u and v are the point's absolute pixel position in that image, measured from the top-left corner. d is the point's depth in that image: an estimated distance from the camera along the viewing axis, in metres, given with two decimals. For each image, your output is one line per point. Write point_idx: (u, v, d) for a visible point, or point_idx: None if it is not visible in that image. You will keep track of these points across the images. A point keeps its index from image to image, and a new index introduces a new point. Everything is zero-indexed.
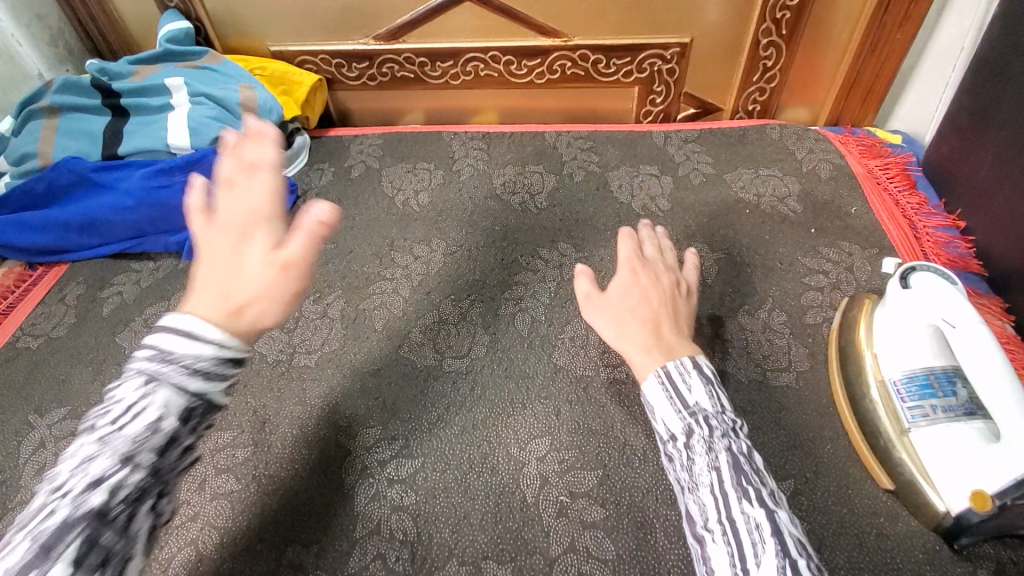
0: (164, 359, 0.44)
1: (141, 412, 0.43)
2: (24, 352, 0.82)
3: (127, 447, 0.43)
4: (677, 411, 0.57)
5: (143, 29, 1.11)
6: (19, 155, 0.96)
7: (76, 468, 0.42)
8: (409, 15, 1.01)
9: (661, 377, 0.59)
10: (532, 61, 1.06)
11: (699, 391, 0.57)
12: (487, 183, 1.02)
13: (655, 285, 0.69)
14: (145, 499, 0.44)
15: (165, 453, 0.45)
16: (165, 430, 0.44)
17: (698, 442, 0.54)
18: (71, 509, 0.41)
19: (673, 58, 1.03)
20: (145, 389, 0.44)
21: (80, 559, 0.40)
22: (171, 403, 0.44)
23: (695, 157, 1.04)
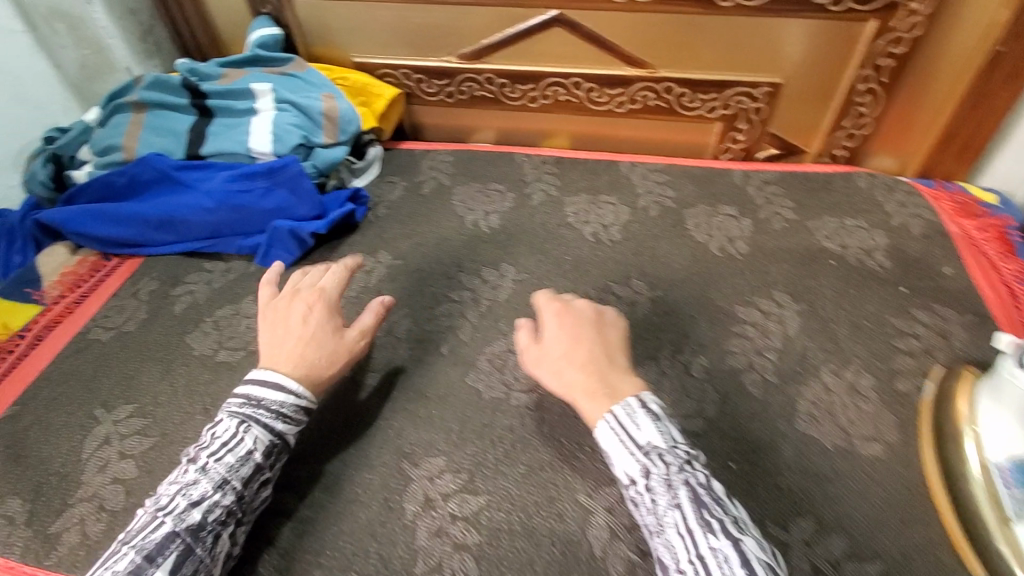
0: (257, 403, 0.62)
1: (235, 448, 0.60)
2: (94, 344, 0.83)
3: (220, 476, 0.58)
4: (631, 452, 0.56)
5: (231, 31, 1.14)
6: (103, 146, 0.98)
7: (181, 494, 0.57)
8: (496, 37, 1.01)
9: (609, 420, 0.58)
10: (613, 90, 1.04)
11: (649, 429, 0.57)
12: (559, 210, 1.00)
13: (591, 328, 0.67)
14: (229, 520, 0.58)
15: (249, 481, 0.60)
16: (255, 459, 0.60)
17: (657, 482, 0.54)
18: (174, 526, 0.54)
19: (762, 97, 1.01)
20: (239, 428, 0.61)
21: (175, 567, 0.53)
22: (260, 439, 0.61)
23: (777, 200, 1.00)
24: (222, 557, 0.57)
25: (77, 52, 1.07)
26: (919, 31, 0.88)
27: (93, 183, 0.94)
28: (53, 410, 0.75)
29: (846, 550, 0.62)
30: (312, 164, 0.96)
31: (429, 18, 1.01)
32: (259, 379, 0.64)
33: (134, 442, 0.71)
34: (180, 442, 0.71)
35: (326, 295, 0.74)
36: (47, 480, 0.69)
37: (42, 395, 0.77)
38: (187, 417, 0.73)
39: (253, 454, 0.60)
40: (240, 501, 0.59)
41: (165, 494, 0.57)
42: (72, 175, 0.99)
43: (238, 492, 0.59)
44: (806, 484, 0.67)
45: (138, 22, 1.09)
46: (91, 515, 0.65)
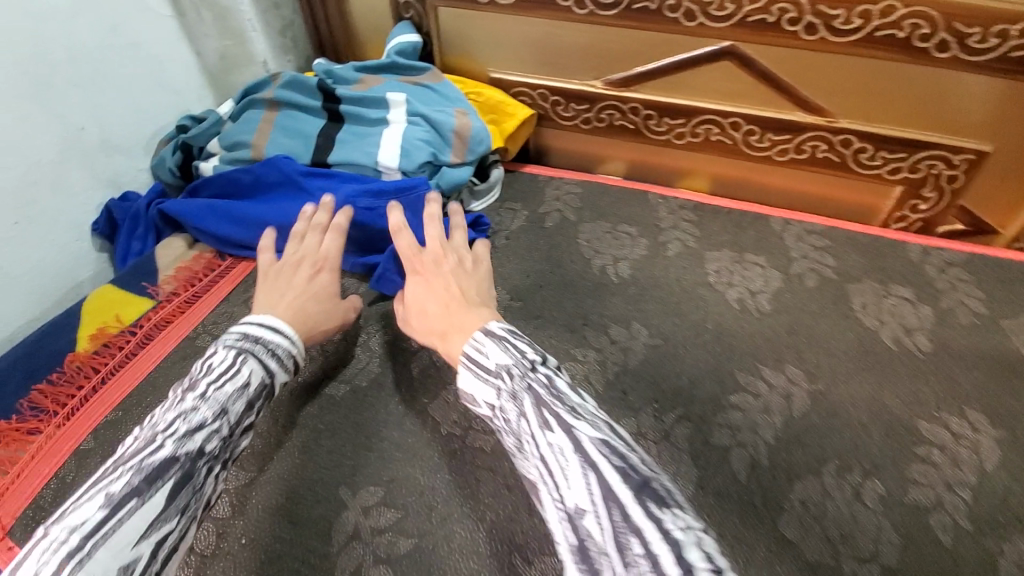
0: (255, 340, 0.64)
1: (235, 378, 0.60)
2: (201, 352, 0.80)
3: (219, 404, 0.58)
4: (485, 379, 0.56)
5: (368, 32, 1.10)
6: (233, 141, 0.96)
7: (180, 419, 0.56)
8: (652, 65, 0.91)
9: (463, 358, 0.58)
10: (778, 136, 0.91)
11: (498, 353, 0.56)
12: (698, 266, 0.88)
13: (442, 273, 0.72)
14: (218, 459, 0.57)
15: (241, 418, 0.59)
16: (252, 391, 0.61)
17: (507, 400, 0.53)
18: (173, 451, 0.53)
19: (961, 165, 0.85)
20: (237, 360, 0.61)
21: (172, 496, 0.52)
22: (256, 373, 0.62)
23: (964, 286, 0.85)
24: (205, 499, 0.55)
25: (219, 41, 1.06)
26: None
27: (217, 179, 0.93)
28: None
29: None
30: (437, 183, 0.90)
31: (581, 39, 0.92)
32: (264, 323, 0.67)
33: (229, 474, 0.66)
34: (276, 483, 0.66)
35: (328, 259, 0.78)
36: None
37: (145, 402, 0.75)
38: (286, 454, 0.68)
39: (248, 387, 0.60)
40: (231, 438, 0.59)
41: (156, 419, 0.56)
42: (200, 166, 0.99)
43: (231, 426, 0.58)
44: None
45: (280, 16, 1.09)
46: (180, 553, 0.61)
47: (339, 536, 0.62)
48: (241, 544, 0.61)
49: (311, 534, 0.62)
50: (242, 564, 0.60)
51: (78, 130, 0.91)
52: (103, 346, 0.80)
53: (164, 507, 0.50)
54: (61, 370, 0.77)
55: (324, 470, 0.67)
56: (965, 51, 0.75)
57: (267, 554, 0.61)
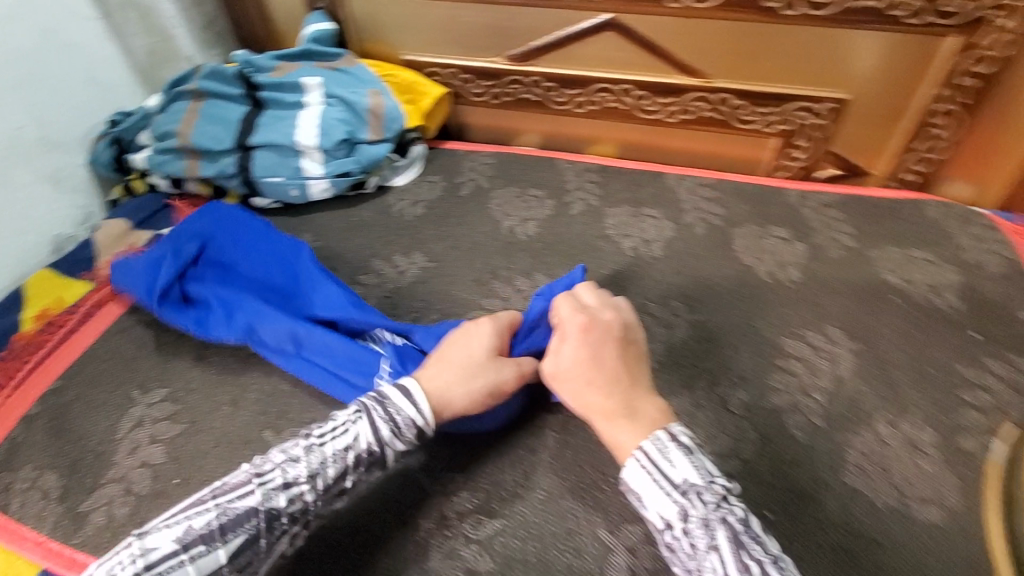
0: (385, 400, 0.58)
1: (339, 436, 0.56)
2: (136, 325, 0.85)
3: (315, 465, 0.54)
4: (667, 493, 0.50)
5: (289, 25, 1.16)
6: (161, 132, 1.01)
7: (282, 467, 0.54)
8: (546, 39, 0.98)
9: (640, 457, 0.53)
10: (665, 99, 1.00)
11: (683, 464, 0.52)
12: (598, 222, 0.96)
13: (626, 354, 0.60)
14: (300, 521, 0.54)
15: (336, 482, 0.55)
16: (354, 457, 0.56)
17: (696, 526, 0.49)
18: (258, 503, 0.52)
19: (825, 113, 0.94)
20: (353, 416, 0.57)
21: (237, 550, 0.51)
22: (361, 437, 0.56)
23: (835, 225, 0.93)
24: (276, 556, 0.54)
25: (146, 39, 1.09)
26: (1013, 50, 0.81)
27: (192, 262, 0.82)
28: (93, 387, 0.78)
29: None
30: (355, 160, 0.98)
31: (481, 18, 0.99)
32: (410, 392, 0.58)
33: (162, 428, 0.72)
34: (205, 431, 0.71)
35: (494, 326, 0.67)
36: (84, 455, 0.71)
37: (85, 371, 0.80)
38: (215, 406, 0.73)
39: (348, 453, 0.55)
40: (325, 502, 0.55)
41: (269, 458, 0.56)
42: (132, 158, 1.04)
43: (321, 491, 0.55)
44: (852, 545, 0.58)
45: (202, 14, 1.15)
46: (119, 496, 0.67)
47: None
48: (174, 482, 0.67)
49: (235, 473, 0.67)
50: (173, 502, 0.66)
51: (16, 129, 0.93)
52: (48, 324, 0.85)
53: (224, 565, 0.50)
54: (9, 347, 0.82)
55: (249, 417, 0.72)
56: (811, 7, 0.84)
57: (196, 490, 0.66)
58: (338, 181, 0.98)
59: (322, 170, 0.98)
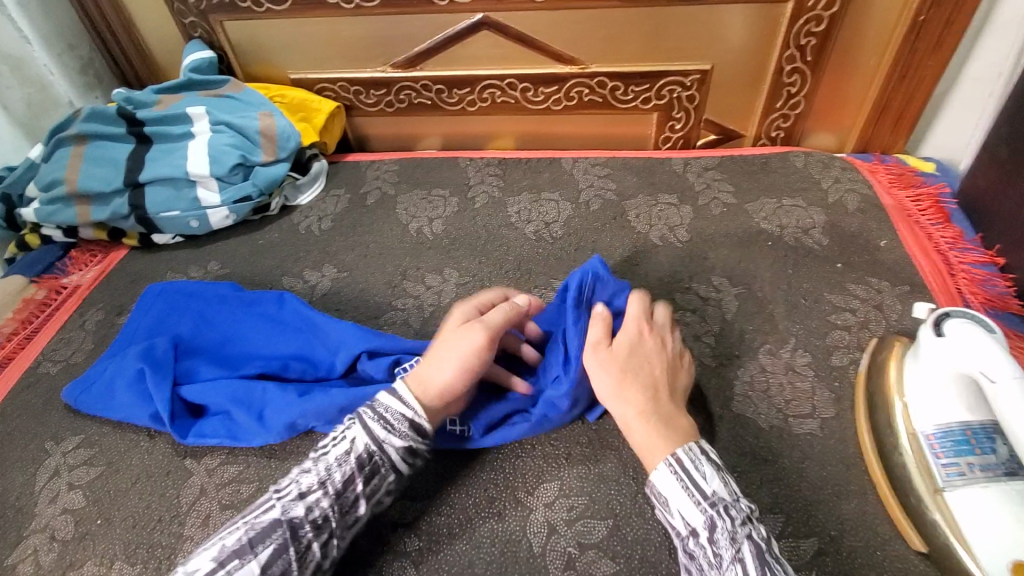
0: (373, 404, 0.58)
1: (338, 445, 0.57)
2: (41, 379, 0.83)
3: (325, 471, 0.55)
4: (697, 502, 0.52)
5: (171, 57, 1.14)
6: (47, 181, 0.98)
7: (296, 481, 0.55)
8: (426, 43, 1.02)
9: (672, 464, 0.54)
10: (549, 88, 1.05)
11: (715, 478, 0.54)
12: (501, 212, 1.00)
13: (656, 356, 0.62)
14: (324, 529, 0.53)
15: (346, 487, 0.55)
16: (355, 461, 0.56)
17: (721, 534, 0.50)
18: (280, 514, 0.52)
19: (693, 84, 1.02)
20: (348, 426, 0.58)
21: (268, 562, 0.50)
22: (359, 441, 0.56)
23: (716, 185, 1.00)
24: (313, 568, 0.52)
25: (22, 91, 1.06)
26: (835, 9, 0.90)
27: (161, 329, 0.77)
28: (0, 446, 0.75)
29: (781, 529, 0.60)
30: (252, 183, 0.98)
31: (360, 30, 1.02)
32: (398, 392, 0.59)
33: (80, 473, 0.71)
34: (125, 469, 0.70)
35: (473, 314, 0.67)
36: (4, 511, 0.69)
37: None
38: (133, 444, 0.73)
39: (351, 455, 0.56)
40: (346, 505, 0.55)
41: (286, 477, 0.56)
42: (19, 212, 1.00)
43: (337, 496, 0.54)
44: (744, 466, 0.64)
45: (78, 57, 1.11)
46: (42, 546, 0.65)
47: (187, 496, 0.67)
48: (97, 523, 0.66)
49: (159, 502, 0.67)
50: (98, 542, 0.64)
51: None
52: None
53: (259, 575, 0.49)
54: None
55: (168, 448, 0.71)
56: None
57: (121, 527, 0.65)
58: (238, 206, 0.99)
59: (220, 198, 0.98)
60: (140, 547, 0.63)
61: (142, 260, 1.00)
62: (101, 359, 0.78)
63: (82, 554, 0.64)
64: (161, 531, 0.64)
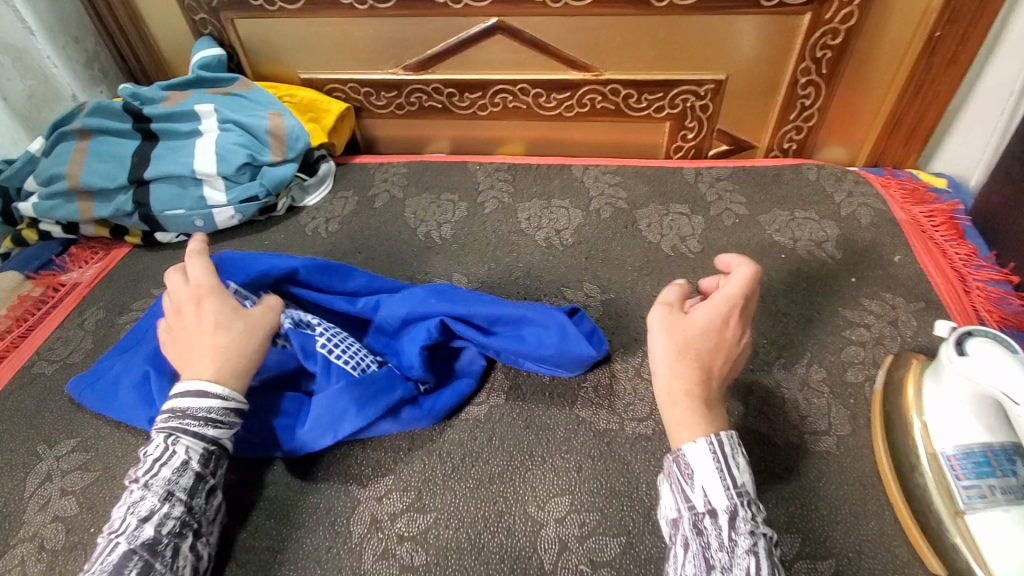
0: (182, 414, 0.57)
1: (168, 461, 0.55)
2: (38, 378, 0.81)
3: (163, 488, 0.54)
4: (725, 487, 0.51)
5: (179, 53, 1.13)
6: (48, 176, 0.96)
7: (129, 512, 0.53)
8: (439, 46, 1.01)
9: (712, 443, 0.52)
10: (561, 95, 1.04)
11: (746, 471, 0.52)
12: (511, 217, 0.99)
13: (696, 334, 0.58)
14: (187, 532, 0.55)
15: (193, 492, 0.56)
16: (193, 466, 0.56)
17: (743, 523, 0.49)
18: (130, 544, 0.51)
19: (707, 94, 1.01)
20: (167, 442, 0.56)
21: None
22: (192, 448, 0.56)
23: (728, 196, 0.99)
24: (188, 571, 0.54)
25: (23, 83, 1.04)
26: (852, 22, 0.89)
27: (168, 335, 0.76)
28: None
29: (798, 551, 0.58)
30: (260, 182, 0.97)
31: (372, 32, 1.01)
32: (184, 394, 0.58)
33: (75, 478, 0.68)
34: (122, 475, 0.68)
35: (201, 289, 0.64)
36: None
37: None
38: (131, 448, 0.71)
39: (190, 462, 0.56)
40: (197, 504, 0.56)
41: (114, 515, 0.54)
42: (18, 207, 0.98)
43: (186, 502, 0.55)
44: (759, 484, 0.63)
45: (82, 50, 1.09)
46: (30, 555, 0.62)
47: None
48: (90, 532, 0.63)
49: None
50: (92, 551, 0.62)
51: None
52: None
53: None
54: None
55: None
56: None
57: None
58: (245, 206, 0.97)
59: (226, 197, 0.97)
60: None
61: (144, 259, 0.98)
62: (112, 357, 0.77)
63: (73, 565, 0.61)
64: None
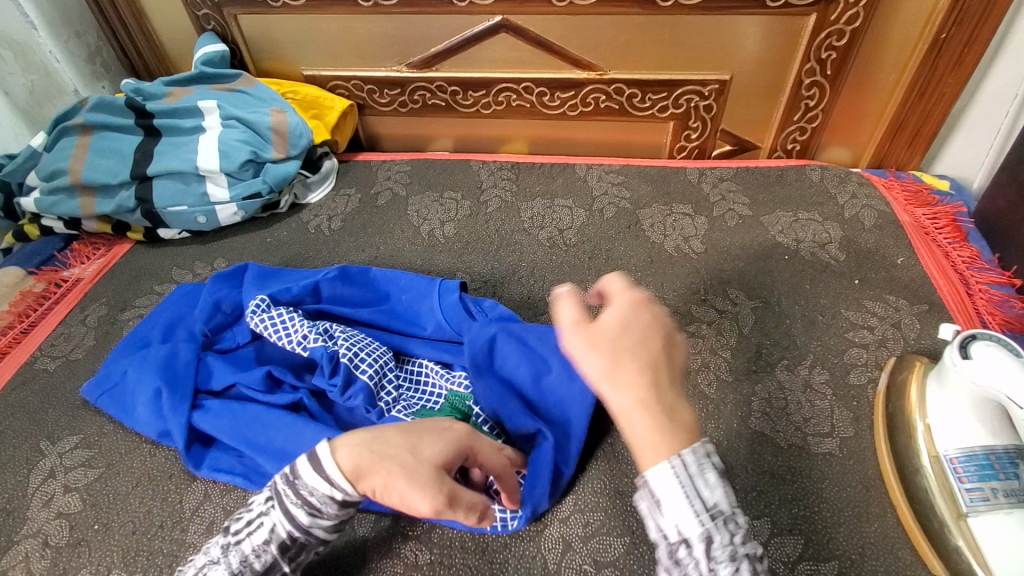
0: (289, 486, 0.48)
1: (255, 533, 0.49)
2: (41, 374, 0.81)
3: (237, 563, 0.49)
4: (696, 512, 0.40)
5: (182, 49, 1.13)
6: (49, 171, 0.96)
7: (201, 570, 0.49)
8: (443, 44, 1.01)
9: (677, 466, 0.40)
10: (565, 93, 1.04)
11: (719, 485, 0.41)
12: (514, 216, 0.99)
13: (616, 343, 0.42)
14: None
15: (265, 572, 0.49)
16: (275, 548, 0.49)
17: (721, 554, 0.40)
18: None
19: (711, 94, 1.01)
20: (264, 511, 0.50)
21: None
22: (277, 530, 0.49)
23: (731, 197, 0.99)
24: None
25: (25, 77, 1.03)
26: (858, 23, 0.89)
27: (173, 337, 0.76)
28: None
29: (801, 552, 0.58)
30: (262, 180, 0.97)
31: (375, 29, 1.00)
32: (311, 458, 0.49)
33: (78, 474, 0.68)
34: (126, 472, 0.68)
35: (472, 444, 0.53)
36: None
37: None
38: (135, 445, 0.71)
39: (271, 544, 0.49)
40: None
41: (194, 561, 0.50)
42: (20, 202, 0.97)
43: None
44: (762, 485, 0.63)
45: (84, 45, 1.09)
46: (34, 552, 0.62)
47: (190, 501, 0.65)
48: (94, 529, 0.63)
49: (162, 507, 0.65)
50: (96, 548, 0.62)
51: None
52: None
53: None
54: None
55: (171, 452, 0.69)
56: None
57: (120, 533, 0.63)
58: (247, 203, 0.97)
59: (229, 194, 0.97)
60: (139, 555, 0.61)
61: (146, 255, 0.98)
62: (117, 355, 0.77)
63: (77, 562, 0.61)
64: (162, 538, 0.62)
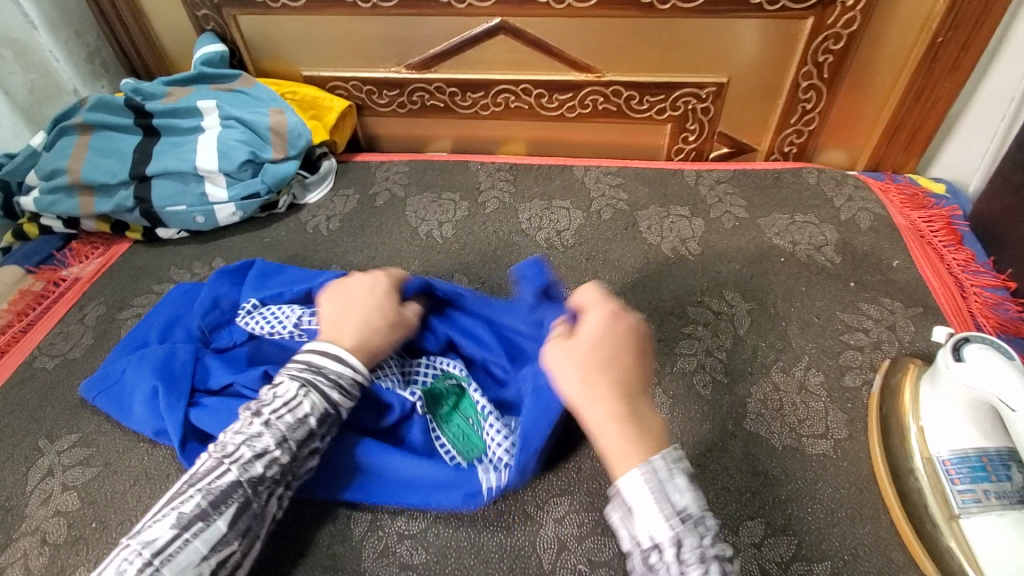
0: (318, 370, 0.58)
1: (294, 409, 0.56)
2: (39, 373, 0.81)
3: (282, 434, 0.54)
4: (668, 516, 0.48)
5: (181, 49, 1.13)
6: (49, 170, 0.96)
7: (245, 443, 0.54)
8: (442, 45, 1.01)
9: (647, 472, 0.49)
10: (563, 95, 1.04)
11: (686, 491, 0.49)
12: (512, 218, 0.99)
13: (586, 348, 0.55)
14: (282, 482, 0.55)
15: (304, 445, 0.56)
16: (313, 422, 0.56)
17: (691, 554, 0.47)
18: (238, 475, 0.52)
19: (708, 97, 1.02)
20: (300, 391, 0.56)
21: (234, 520, 0.52)
22: (316, 406, 0.56)
23: (728, 199, 1.00)
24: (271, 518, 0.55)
25: (25, 77, 1.03)
26: (855, 27, 0.90)
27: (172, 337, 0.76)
28: None
29: (795, 552, 0.59)
30: (261, 180, 0.97)
31: (374, 30, 1.01)
32: (324, 352, 0.60)
33: (76, 473, 0.69)
34: (124, 470, 0.69)
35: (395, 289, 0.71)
36: None
37: None
38: (132, 444, 0.71)
39: (309, 418, 0.56)
40: (299, 460, 0.56)
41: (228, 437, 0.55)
42: (19, 202, 0.98)
43: (294, 452, 0.55)
44: (756, 486, 0.64)
45: (83, 45, 1.09)
46: (32, 549, 0.63)
47: None
48: (92, 527, 0.64)
49: None
50: (94, 546, 0.62)
51: None
52: None
53: (227, 532, 0.51)
54: None
55: (169, 451, 0.70)
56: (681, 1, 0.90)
57: (117, 531, 0.63)
58: (246, 203, 0.97)
59: (228, 194, 0.97)
60: None
61: (145, 254, 0.98)
62: (115, 355, 0.78)
63: (74, 559, 0.61)
64: None
